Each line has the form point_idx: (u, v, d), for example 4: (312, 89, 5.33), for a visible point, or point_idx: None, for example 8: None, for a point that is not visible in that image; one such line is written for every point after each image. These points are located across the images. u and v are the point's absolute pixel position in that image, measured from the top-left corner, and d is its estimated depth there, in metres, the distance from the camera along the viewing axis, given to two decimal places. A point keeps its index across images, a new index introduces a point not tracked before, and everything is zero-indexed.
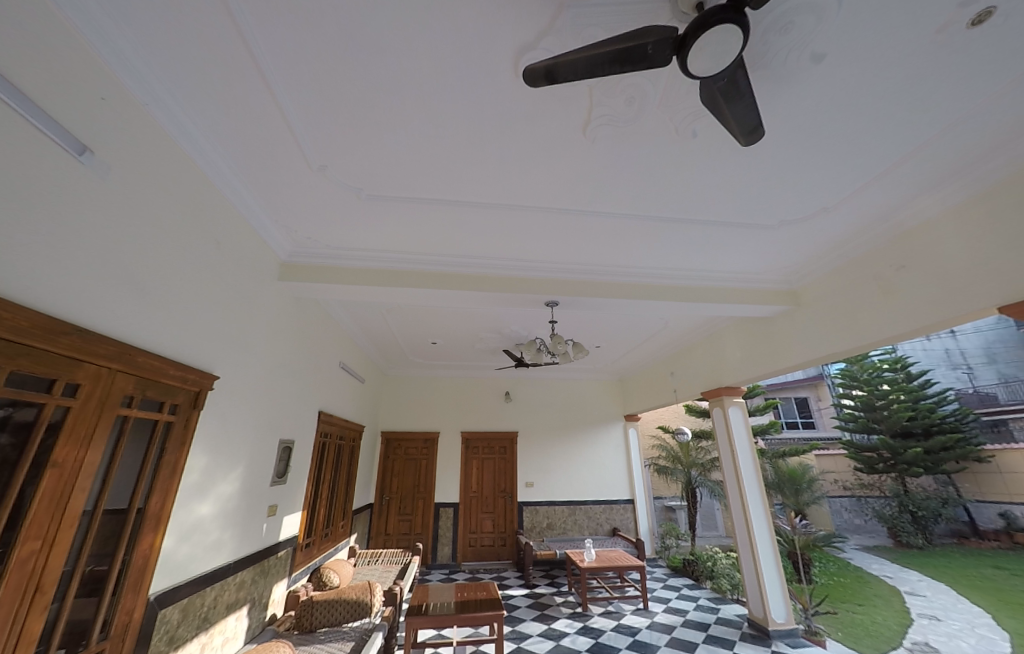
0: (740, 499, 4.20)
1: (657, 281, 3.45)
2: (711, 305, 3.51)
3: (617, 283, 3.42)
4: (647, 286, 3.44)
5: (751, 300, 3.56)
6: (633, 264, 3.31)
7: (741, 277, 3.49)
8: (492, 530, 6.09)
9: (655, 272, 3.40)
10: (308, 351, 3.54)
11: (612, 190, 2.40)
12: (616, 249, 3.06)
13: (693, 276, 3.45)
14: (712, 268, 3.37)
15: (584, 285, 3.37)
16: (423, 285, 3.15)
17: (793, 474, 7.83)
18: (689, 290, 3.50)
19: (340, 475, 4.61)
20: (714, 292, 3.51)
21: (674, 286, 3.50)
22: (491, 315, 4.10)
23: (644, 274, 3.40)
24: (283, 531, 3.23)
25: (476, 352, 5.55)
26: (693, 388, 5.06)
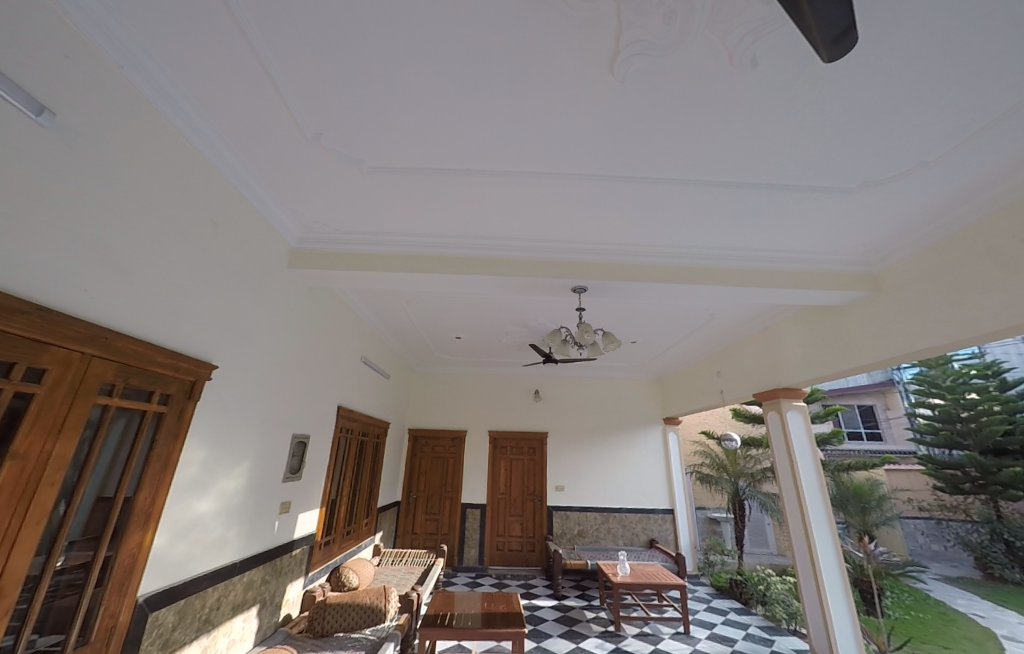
0: (802, 517, 3.63)
1: (702, 264, 3.04)
2: (765, 290, 3.06)
3: (654, 266, 3.04)
4: (690, 269, 3.04)
5: (815, 284, 3.05)
6: (673, 243, 2.92)
7: (800, 258, 3.02)
8: (520, 534, 5.81)
9: (699, 252, 3.00)
10: (325, 341, 3.42)
11: (646, 149, 2.07)
12: (652, 224, 2.70)
13: (744, 256, 3.02)
14: (766, 247, 2.93)
15: (618, 268, 3.02)
16: (439, 272, 2.92)
17: (859, 491, 7.06)
18: (740, 274, 3.06)
19: (364, 472, 4.50)
20: (770, 275, 3.05)
21: (722, 270, 3.06)
22: (516, 306, 3.83)
23: (685, 255, 3.00)
24: (299, 528, 3.11)
25: (502, 347, 5.30)
26: (742, 392, 4.52)
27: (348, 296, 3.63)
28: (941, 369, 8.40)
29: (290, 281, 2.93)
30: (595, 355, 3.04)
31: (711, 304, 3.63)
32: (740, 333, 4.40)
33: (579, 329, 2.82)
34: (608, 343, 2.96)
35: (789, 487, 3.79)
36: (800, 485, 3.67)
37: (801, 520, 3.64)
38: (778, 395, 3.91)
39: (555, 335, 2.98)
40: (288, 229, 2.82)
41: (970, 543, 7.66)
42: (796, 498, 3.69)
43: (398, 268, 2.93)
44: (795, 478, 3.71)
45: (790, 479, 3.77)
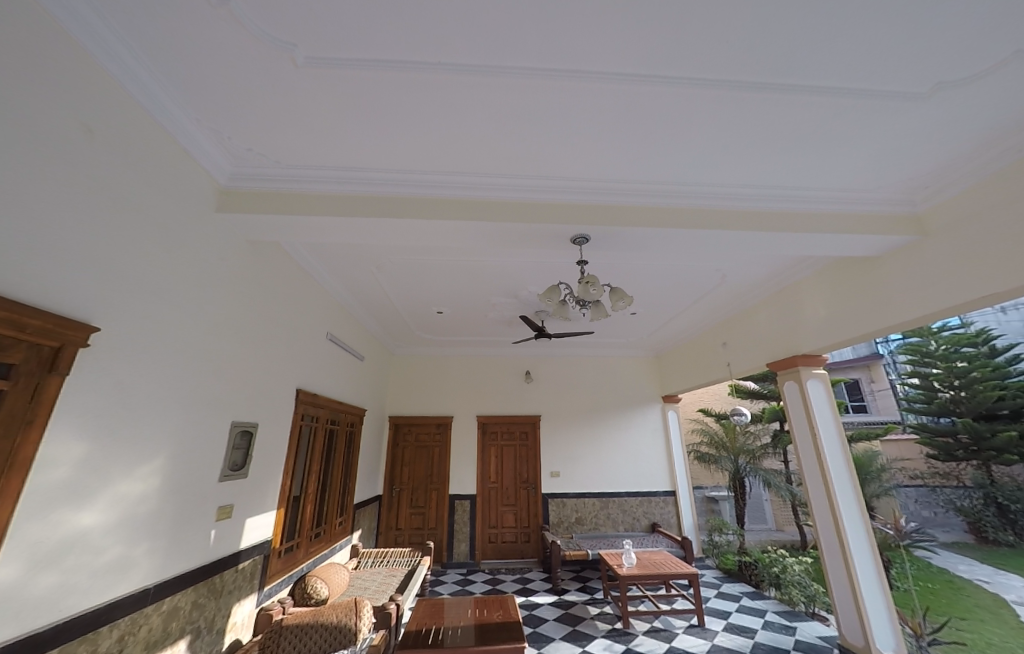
0: (827, 495, 3.23)
1: (736, 205, 2.48)
2: (812, 235, 2.51)
3: (677, 208, 2.48)
4: (721, 211, 2.48)
5: (872, 227, 2.51)
6: (698, 181, 2.37)
7: (859, 194, 2.46)
8: (514, 524, 5.37)
9: (734, 191, 2.43)
10: (275, 311, 2.81)
11: (698, 23, 1.47)
12: (680, 156, 2.15)
13: (788, 197, 2.47)
14: (817, 185, 2.38)
15: (632, 211, 2.46)
16: (409, 216, 2.35)
17: (859, 462, 6.84)
18: (778, 217, 2.51)
19: (336, 464, 3.94)
20: (811, 219, 2.51)
21: (755, 214, 2.50)
22: (500, 266, 3.30)
23: (717, 196, 2.44)
24: (247, 537, 2.56)
25: (486, 324, 4.80)
26: (751, 362, 4.07)
27: (302, 253, 2.99)
28: (933, 338, 8.06)
29: (220, 230, 2.30)
30: (601, 315, 2.50)
31: (732, 257, 3.12)
32: (754, 298, 3.94)
33: (580, 287, 2.25)
34: (618, 300, 2.40)
35: (810, 462, 3.39)
36: (824, 458, 3.26)
37: (826, 499, 3.24)
38: (795, 362, 3.43)
39: (552, 293, 2.39)
40: (212, 161, 2.19)
41: (963, 508, 7.47)
42: (820, 474, 3.29)
43: (359, 212, 2.35)
44: (818, 453, 3.29)
45: (812, 453, 3.36)
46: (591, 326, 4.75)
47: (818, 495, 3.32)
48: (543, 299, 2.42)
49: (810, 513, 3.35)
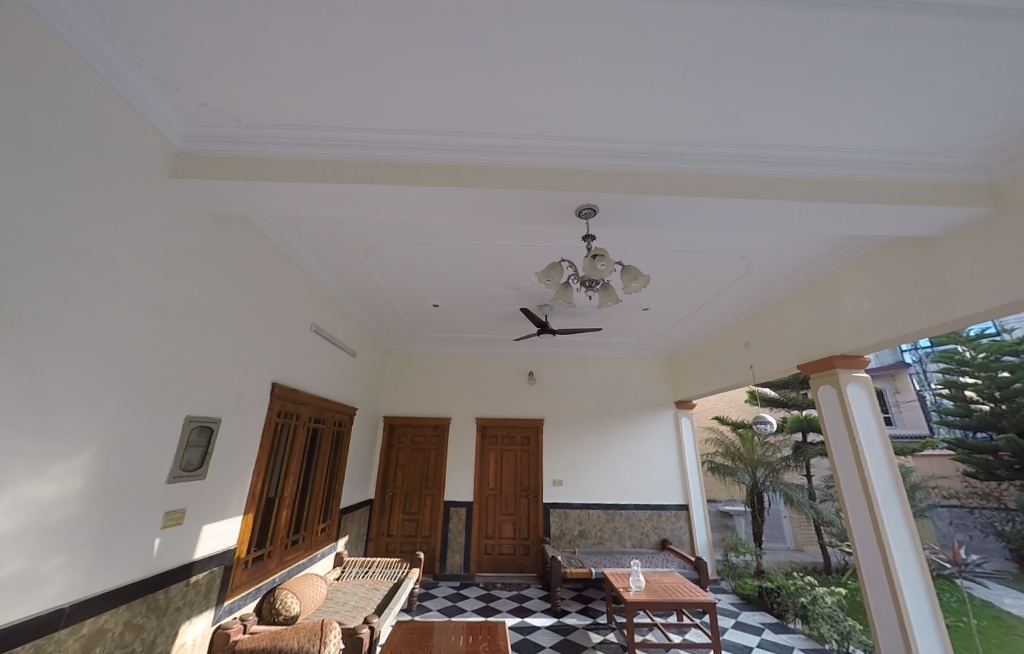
0: (870, 516, 2.83)
1: (766, 173, 2.15)
2: (855, 208, 2.17)
3: (698, 175, 2.15)
4: (749, 179, 2.15)
5: (927, 196, 2.15)
6: (720, 140, 2.03)
7: (910, 158, 2.12)
8: (513, 536, 5.02)
9: (765, 154, 2.10)
10: (245, 292, 2.54)
11: None
12: (700, 105, 1.83)
13: (827, 162, 2.14)
14: (861, 142, 2.04)
15: (645, 176, 2.14)
16: (389, 183, 2.06)
17: None
18: (815, 184, 2.16)
19: (319, 467, 3.66)
20: (854, 189, 2.15)
21: (787, 180, 2.16)
22: (499, 250, 3.00)
23: (744, 161, 2.12)
24: (203, 546, 2.26)
25: (486, 319, 4.50)
26: (776, 365, 3.68)
27: (278, 230, 2.72)
28: (971, 346, 7.42)
29: (174, 199, 2.03)
30: (610, 300, 2.15)
31: (759, 238, 2.78)
32: (781, 292, 3.56)
33: (586, 263, 1.91)
34: (632, 280, 2.05)
35: (850, 479, 2.98)
36: (867, 475, 2.86)
37: (870, 522, 2.83)
38: (833, 365, 3.04)
39: (553, 272, 2.04)
40: (164, 121, 1.91)
41: (1005, 532, 6.86)
42: (862, 493, 2.88)
43: (332, 177, 2.07)
44: (861, 469, 2.89)
45: (852, 467, 2.96)
46: (599, 322, 4.42)
47: (858, 517, 2.92)
48: (542, 279, 2.07)
49: (849, 536, 2.95)
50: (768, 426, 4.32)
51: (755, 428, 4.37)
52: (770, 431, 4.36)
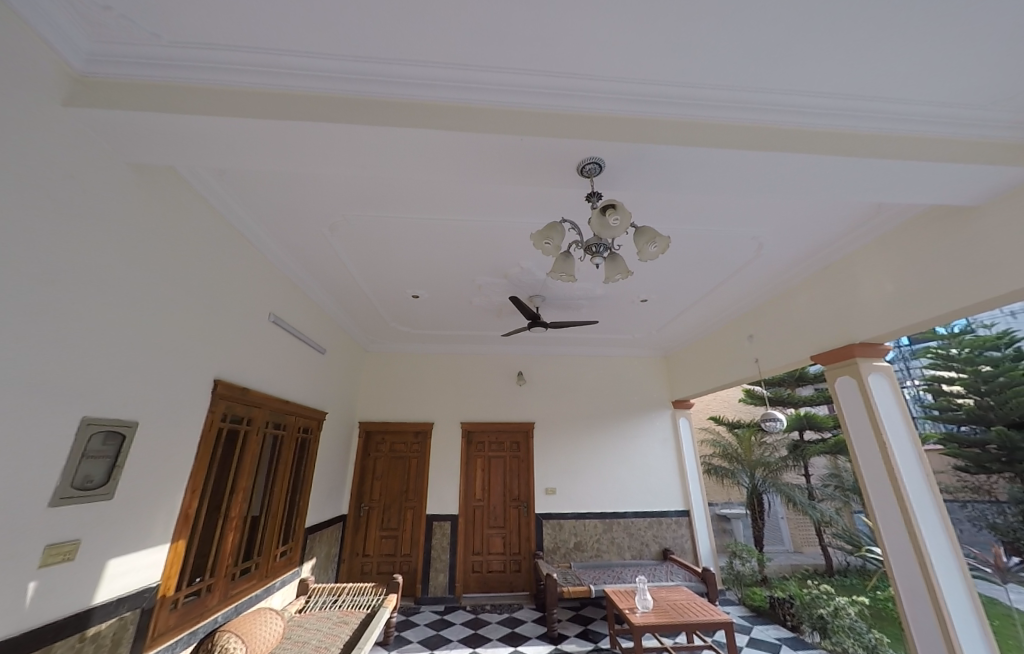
0: (904, 519, 2.44)
1: (822, 128, 1.72)
2: (927, 168, 1.76)
3: (742, 128, 1.70)
4: (802, 133, 1.72)
5: (999, 158, 1.80)
6: (772, 84, 1.60)
7: (982, 117, 1.76)
8: (503, 551, 4.57)
9: (825, 103, 1.67)
10: (175, 268, 2.07)
11: None
12: (753, 31, 1.41)
13: (899, 115, 1.72)
14: (936, 94, 1.64)
15: (673, 130, 1.69)
16: (345, 123, 1.60)
17: None
18: (881, 142, 1.75)
19: (278, 480, 3.14)
20: (924, 149, 1.77)
21: (848, 138, 1.74)
22: (486, 225, 2.62)
23: (797, 112, 1.69)
24: (109, 588, 1.78)
25: (468, 314, 4.08)
26: (787, 359, 3.32)
27: (219, 191, 2.25)
28: (955, 341, 7.15)
29: (73, 138, 1.56)
30: (619, 272, 1.76)
31: (784, 211, 2.45)
32: (790, 277, 3.22)
33: (594, 220, 1.49)
34: (651, 246, 1.63)
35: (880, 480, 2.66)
36: (897, 472, 2.50)
37: (902, 526, 2.44)
38: (852, 354, 2.69)
39: (552, 234, 1.63)
40: (59, 34, 1.43)
41: (998, 525, 6.32)
42: (892, 493, 2.50)
43: (276, 115, 1.58)
44: (889, 466, 2.52)
45: (878, 464, 2.59)
46: (594, 315, 4.06)
47: (889, 522, 2.52)
48: (537, 243, 1.66)
49: (879, 545, 2.57)
50: (777, 423, 4.01)
51: (763, 427, 4.05)
52: (780, 430, 4.06)
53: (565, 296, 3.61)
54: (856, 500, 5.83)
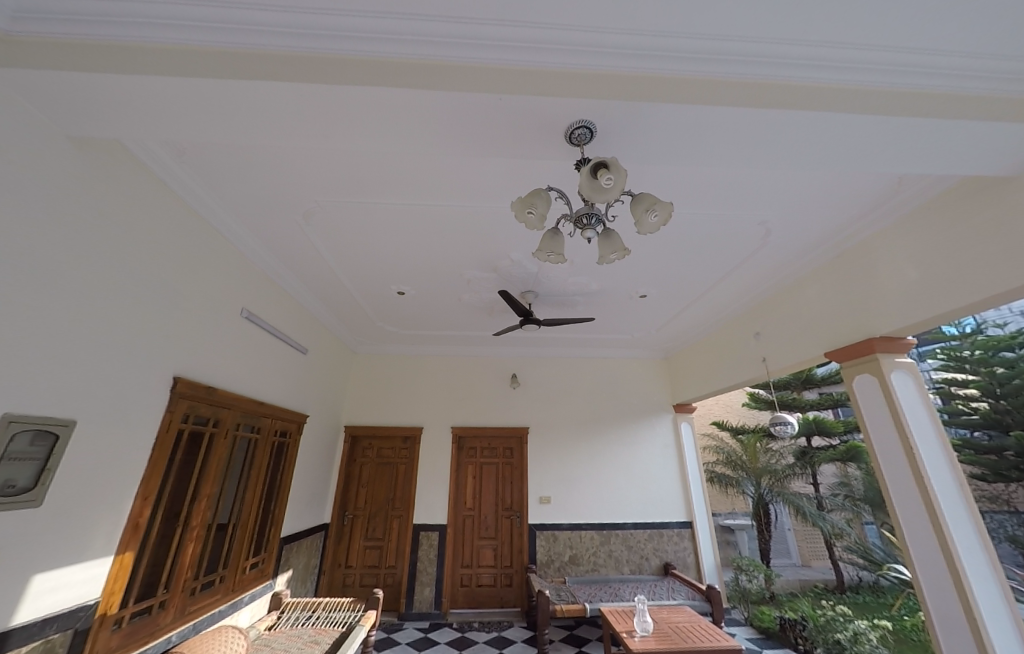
0: (938, 533, 2.19)
1: (863, 85, 1.48)
2: (960, 131, 1.53)
3: (769, 86, 1.46)
4: (819, 92, 1.48)
5: None
6: (781, 35, 1.38)
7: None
8: (494, 564, 4.33)
9: (860, 60, 1.45)
10: (131, 255, 1.87)
11: None
12: None
13: (936, 71, 1.49)
14: (972, 44, 1.42)
15: (668, 85, 1.45)
16: (288, 81, 1.38)
17: None
18: (911, 100, 1.50)
19: (252, 487, 2.91)
20: (961, 110, 1.51)
21: (871, 99, 1.49)
22: (469, 212, 2.43)
23: (829, 68, 1.45)
24: (34, 604, 1.55)
25: (458, 313, 3.88)
26: (798, 358, 3.10)
27: (179, 174, 2.05)
28: (970, 341, 6.84)
29: None
30: (614, 249, 1.54)
31: (798, 190, 2.25)
32: (800, 268, 3.02)
33: (585, 179, 1.28)
34: (652, 214, 1.39)
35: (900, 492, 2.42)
36: (927, 482, 2.26)
37: (936, 542, 2.19)
38: (873, 350, 2.47)
39: (537, 200, 1.40)
40: None
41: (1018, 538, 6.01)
42: (923, 506, 2.26)
43: (222, 74, 1.36)
44: (919, 475, 2.28)
45: (906, 473, 2.35)
46: (590, 312, 3.86)
47: (919, 541, 2.27)
48: (519, 213, 1.42)
49: (906, 563, 2.32)
50: (788, 428, 3.76)
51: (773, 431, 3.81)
52: (791, 434, 3.81)
53: (558, 291, 3.41)
54: (868, 510, 5.53)
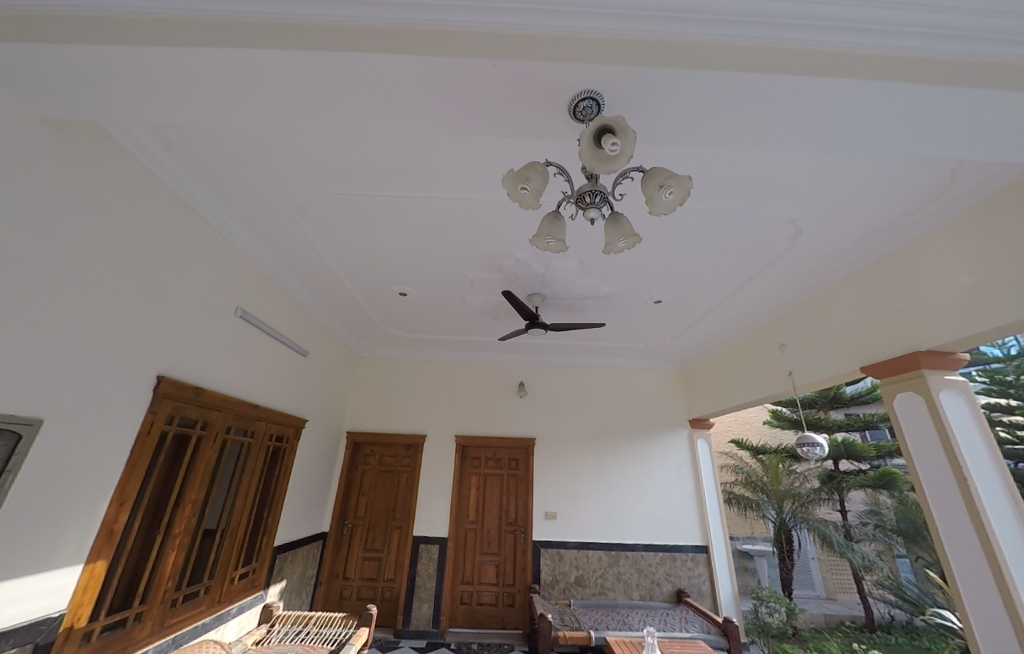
0: (999, 577, 1.90)
1: (940, 54, 1.21)
2: None
3: (823, 56, 1.22)
4: (879, 59, 1.22)
5: None
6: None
7: None
8: (495, 582, 4.12)
9: (934, 21, 1.18)
10: (110, 244, 1.78)
11: None
12: None
13: None
14: None
15: (701, 48, 1.22)
16: (258, 44, 1.21)
17: None
18: (1002, 67, 1.23)
19: (244, 493, 2.80)
20: None
21: (950, 65, 1.22)
22: (471, 207, 2.28)
23: (898, 33, 1.19)
24: None
25: (462, 316, 3.74)
26: (829, 371, 2.84)
27: (165, 163, 1.96)
28: (1014, 365, 6.22)
29: None
30: (623, 236, 1.37)
31: (830, 179, 2.05)
32: (833, 272, 2.77)
33: (585, 147, 1.11)
34: (666, 192, 1.19)
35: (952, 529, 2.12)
36: (984, 517, 1.98)
37: (997, 587, 1.90)
38: (919, 364, 2.22)
39: (531, 173, 1.20)
40: None
41: None
42: (978, 543, 1.98)
43: (186, 44, 1.21)
44: (972, 507, 2.01)
45: (958, 506, 2.07)
46: (601, 318, 3.66)
47: (972, 583, 1.99)
48: (512, 191, 1.24)
49: (960, 611, 2.02)
50: (817, 449, 3.48)
51: (801, 453, 3.54)
52: (821, 457, 3.52)
53: (567, 294, 3.24)
54: (900, 542, 5.09)
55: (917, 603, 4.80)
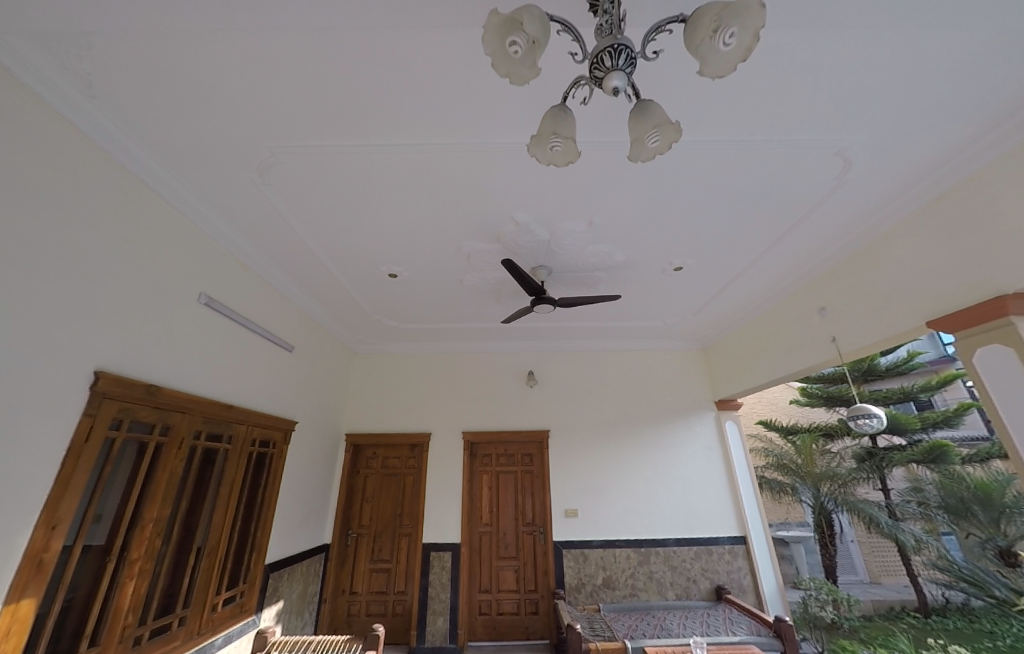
0: None
1: None
2: None
3: None
4: None
5: None
6: None
7: None
8: (516, 589, 3.78)
9: None
10: (22, 209, 1.47)
11: None
12: None
13: None
14: None
15: None
16: None
17: (985, 488, 4.58)
18: None
19: (220, 507, 2.48)
20: None
21: None
22: (460, 156, 1.94)
23: None
24: None
25: (461, 299, 3.40)
26: (887, 330, 2.40)
27: (89, 113, 1.66)
28: None
29: None
30: (654, 128, 0.93)
31: (893, 94, 1.65)
32: (880, 218, 2.35)
33: None
34: (723, 37, 0.81)
35: None
36: None
37: None
38: (1007, 311, 1.79)
39: (525, 18, 0.81)
40: None
41: None
42: None
43: None
44: None
45: None
46: (615, 291, 3.30)
47: None
48: (499, 57, 0.89)
49: None
50: (875, 421, 2.76)
51: (857, 426, 2.79)
52: (877, 429, 2.73)
53: (575, 266, 2.90)
54: (946, 519, 4.71)
55: (979, 583, 4.33)
